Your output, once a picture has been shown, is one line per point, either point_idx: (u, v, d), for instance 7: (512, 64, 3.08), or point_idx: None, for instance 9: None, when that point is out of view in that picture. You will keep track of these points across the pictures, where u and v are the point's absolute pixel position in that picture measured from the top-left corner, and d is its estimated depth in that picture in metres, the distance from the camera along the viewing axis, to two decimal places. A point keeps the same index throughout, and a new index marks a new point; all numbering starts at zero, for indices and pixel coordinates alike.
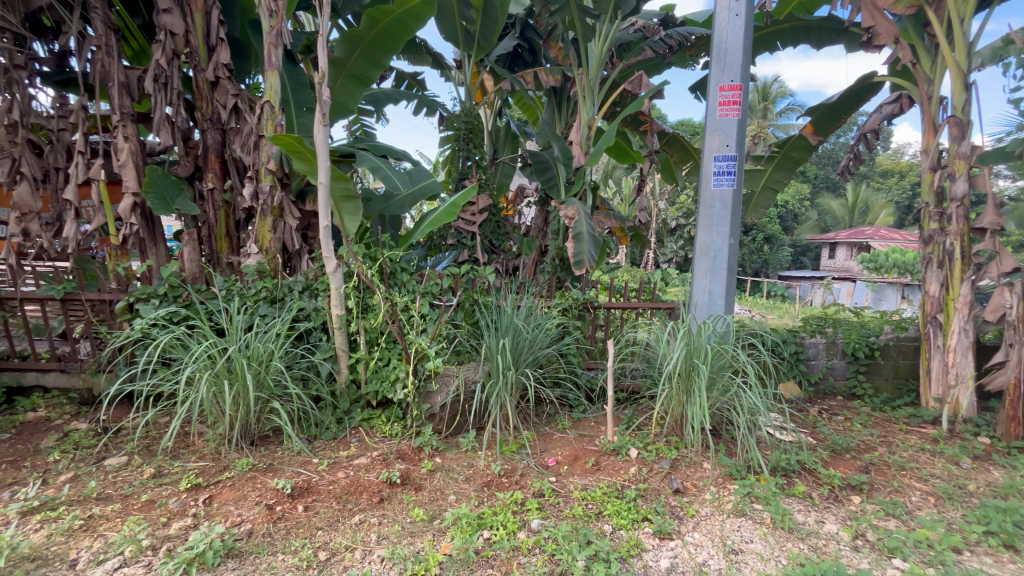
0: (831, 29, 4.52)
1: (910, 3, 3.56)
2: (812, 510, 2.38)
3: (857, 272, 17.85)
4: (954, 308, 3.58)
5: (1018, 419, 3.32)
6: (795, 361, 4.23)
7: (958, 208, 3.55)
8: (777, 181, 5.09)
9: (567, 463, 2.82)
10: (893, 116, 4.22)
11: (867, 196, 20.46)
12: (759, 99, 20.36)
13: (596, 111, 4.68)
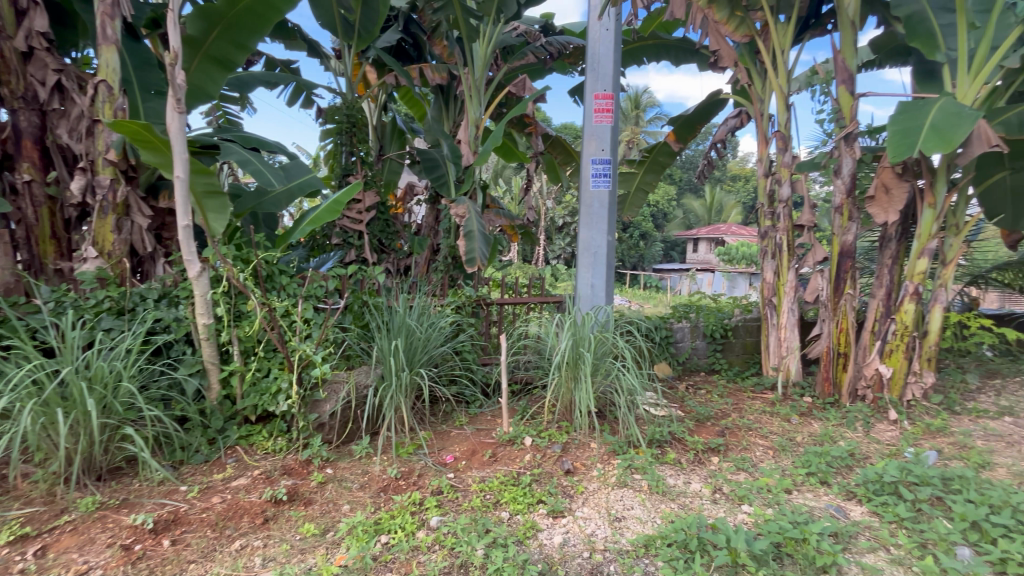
0: (684, 49, 5.13)
1: (746, 32, 4.21)
2: (681, 473, 2.71)
3: (715, 264, 20.41)
4: (784, 291, 4.29)
5: (830, 379, 4.09)
6: (666, 343, 4.74)
7: (783, 208, 4.25)
8: (647, 183, 5.63)
9: (464, 458, 2.86)
10: (736, 129, 4.91)
11: (720, 198, 23.46)
12: (631, 107, 22.26)
13: (483, 111, 4.78)
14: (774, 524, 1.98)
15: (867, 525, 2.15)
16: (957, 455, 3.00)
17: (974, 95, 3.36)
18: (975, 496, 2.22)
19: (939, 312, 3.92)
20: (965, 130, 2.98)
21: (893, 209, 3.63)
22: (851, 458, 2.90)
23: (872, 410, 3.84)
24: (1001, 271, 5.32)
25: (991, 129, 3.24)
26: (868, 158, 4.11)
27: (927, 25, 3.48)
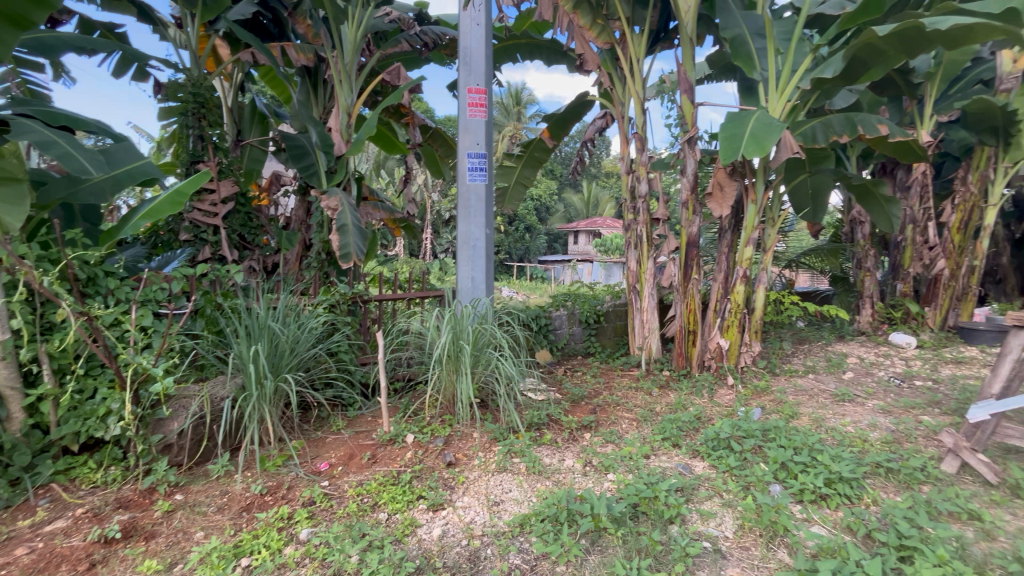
0: (554, 51, 5.37)
1: (607, 39, 4.56)
2: (556, 452, 2.89)
3: (593, 254, 21.92)
4: (645, 278, 4.74)
5: (683, 354, 4.64)
6: (545, 331, 4.98)
7: (642, 203, 4.70)
8: (525, 177, 5.82)
9: (341, 464, 2.72)
10: (602, 129, 5.30)
11: (596, 193, 25.22)
12: (513, 103, 22.86)
13: (355, 98, 4.51)
14: (631, 487, 2.21)
15: (706, 477, 2.49)
16: (774, 409, 3.61)
17: (781, 109, 4.03)
18: (785, 441, 2.70)
19: (762, 291, 4.66)
20: (774, 139, 3.57)
21: (726, 204, 4.21)
22: (697, 421, 3.34)
23: (715, 378, 4.45)
24: (807, 255, 6.49)
25: (792, 139, 3.91)
26: (707, 159, 4.72)
27: (747, 47, 4.08)
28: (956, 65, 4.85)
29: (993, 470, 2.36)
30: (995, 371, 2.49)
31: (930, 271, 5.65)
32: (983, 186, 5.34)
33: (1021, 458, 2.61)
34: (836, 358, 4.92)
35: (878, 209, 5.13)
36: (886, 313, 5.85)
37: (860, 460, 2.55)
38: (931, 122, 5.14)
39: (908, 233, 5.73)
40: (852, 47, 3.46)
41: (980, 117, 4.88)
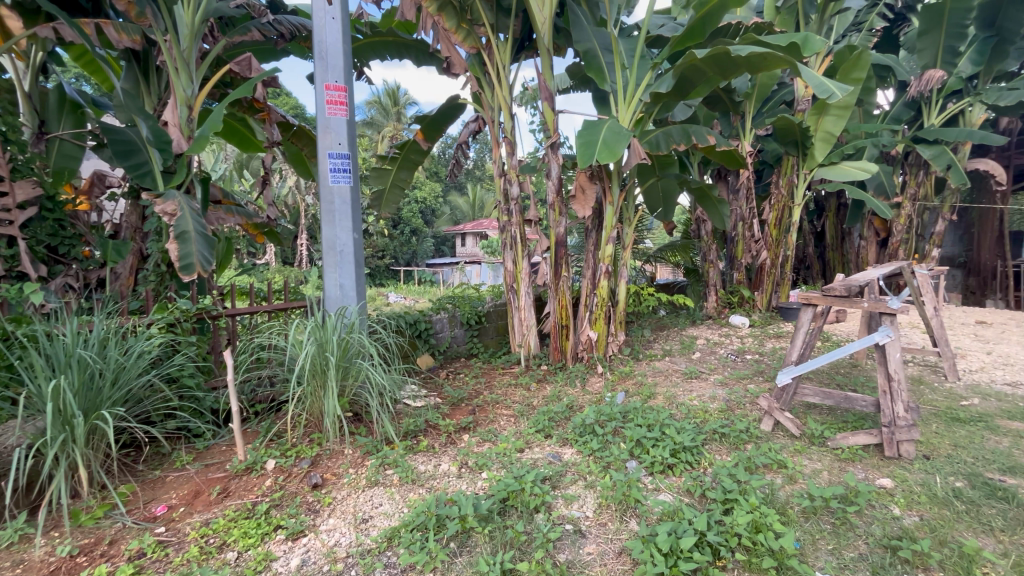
0: (423, 51, 5.28)
1: (473, 44, 4.61)
2: (432, 458, 2.85)
3: (480, 255, 22.22)
4: (521, 278, 4.87)
5: (558, 348, 4.88)
6: (426, 336, 4.90)
7: (515, 205, 4.81)
8: (401, 179, 5.65)
9: (183, 505, 2.39)
10: (475, 133, 5.37)
11: (480, 195, 25.58)
12: (392, 104, 22.26)
13: (197, 89, 3.89)
14: (500, 482, 2.26)
15: (572, 463, 2.64)
16: (636, 392, 3.97)
17: (628, 118, 4.47)
18: (641, 420, 2.98)
19: (623, 284, 5.09)
20: (623, 146, 3.92)
21: (589, 206, 4.50)
22: (569, 410, 3.52)
23: (587, 368, 4.76)
24: (663, 251, 7.26)
25: (640, 146, 4.30)
26: (570, 164, 5.02)
27: (598, 60, 4.47)
28: (766, 87, 5.70)
29: (797, 425, 2.83)
30: (793, 342, 2.95)
31: (756, 261, 6.65)
32: (790, 189, 6.41)
33: (817, 411, 3.18)
34: (687, 341, 5.57)
35: (713, 209, 5.86)
36: (727, 299, 6.77)
37: (701, 429, 2.90)
38: (749, 134, 6.10)
39: (739, 229, 6.68)
40: (678, 66, 3.96)
41: (784, 132, 5.87)
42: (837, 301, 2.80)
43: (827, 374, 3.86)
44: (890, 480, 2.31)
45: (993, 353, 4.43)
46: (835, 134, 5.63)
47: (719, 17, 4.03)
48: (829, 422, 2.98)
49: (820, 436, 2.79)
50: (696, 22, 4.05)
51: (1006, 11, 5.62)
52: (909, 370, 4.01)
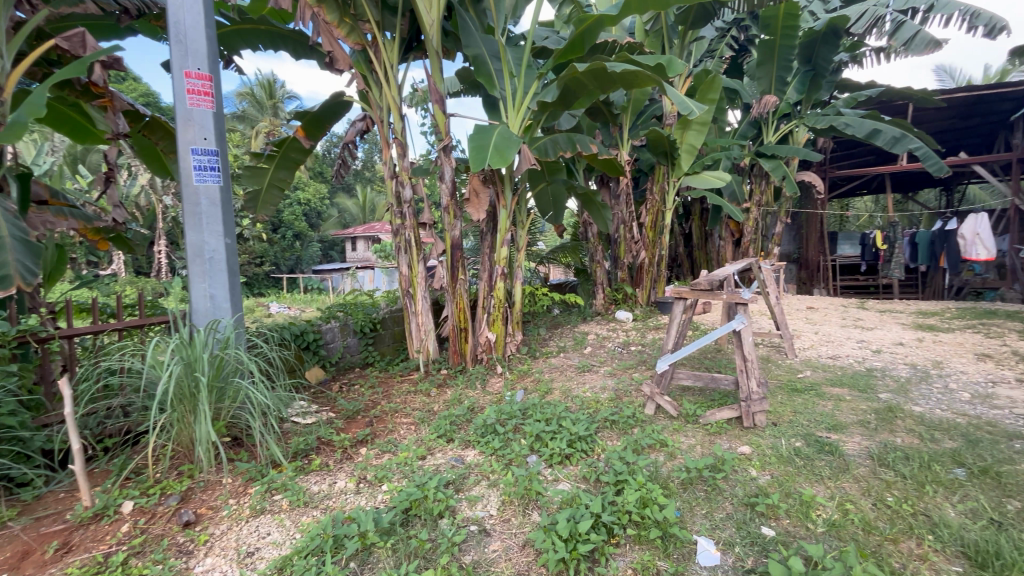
0: (301, 44, 4.94)
1: (357, 40, 4.44)
2: (326, 476, 2.67)
3: (373, 260, 21.32)
4: (417, 282, 4.74)
5: (457, 351, 4.86)
6: (315, 347, 4.58)
7: (409, 208, 4.68)
8: (280, 179, 5.21)
9: (6, 570, 1.97)
10: (362, 132, 5.16)
11: (371, 197, 24.57)
12: (267, 97, 20.44)
13: (9, 67, 3.11)
14: (402, 492, 2.20)
15: (475, 464, 2.65)
16: (534, 389, 4.11)
17: (518, 125, 4.62)
18: (539, 415, 3.10)
19: (518, 285, 5.24)
20: (514, 151, 4.04)
21: (483, 209, 4.55)
22: (470, 413, 3.53)
23: (487, 369, 4.81)
24: (555, 252, 7.62)
25: (529, 152, 4.45)
26: (462, 167, 5.05)
27: (487, 66, 4.56)
28: (639, 101, 6.24)
29: (674, 406, 3.14)
30: (668, 332, 3.27)
31: (636, 260, 7.26)
32: (662, 195, 7.11)
33: (690, 393, 3.57)
34: (580, 337, 5.90)
35: (598, 212, 6.27)
36: (613, 296, 7.30)
37: (594, 418, 3.09)
38: (626, 144, 6.65)
39: (622, 231, 7.24)
40: (562, 77, 4.17)
41: (656, 143, 6.50)
42: (702, 294, 3.17)
43: (698, 360, 4.35)
44: (748, 447, 2.67)
45: (819, 333, 5.34)
46: (696, 146, 6.33)
47: (596, 33, 4.31)
48: (700, 401, 3.36)
49: (694, 414, 3.13)
50: (576, 36, 4.28)
51: (818, 50, 6.82)
52: (760, 351, 4.68)
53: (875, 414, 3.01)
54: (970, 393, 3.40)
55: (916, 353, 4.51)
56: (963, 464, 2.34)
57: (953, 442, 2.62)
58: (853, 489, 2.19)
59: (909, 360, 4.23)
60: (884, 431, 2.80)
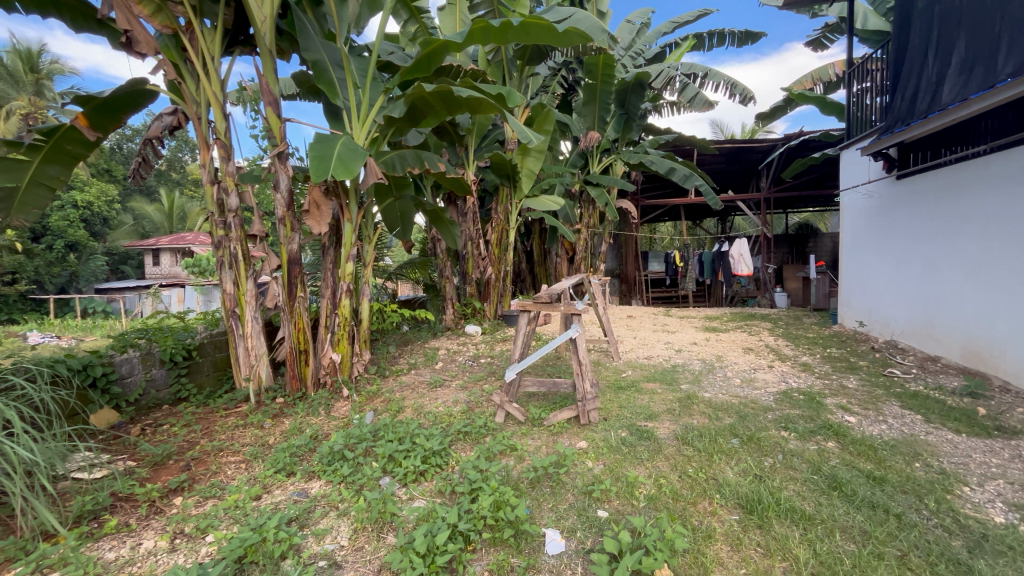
0: (85, 14, 4.06)
1: (166, 22, 3.82)
2: (126, 539, 2.20)
3: (183, 276, 18.18)
4: (246, 301, 4.20)
5: (296, 376, 4.40)
6: (105, 384, 3.73)
7: (234, 218, 4.12)
8: (50, 176, 4.16)
9: None
10: (173, 128, 4.44)
11: (180, 203, 21.04)
12: (25, 70, 16.10)
13: None
14: (234, 539, 1.93)
15: (322, 495, 2.46)
16: (385, 408, 3.97)
17: (363, 137, 4.46)
18: (391, 435, 3.01)
19: (366, 303, 5.02)
20: (359, 164, 3.89)
21: (324, 222, 4.27)
22: (313, 441, 3.25)
23: (331, 394, 4.46)
24: (403, 268, 7.47)
25: (375, 166, 4.33)
26: (301, 176, 4.67)
27: (328, 74, 4.35)
28: (483, 126, 6.56)
29: (522, 412, 3.34)
30: (515, 342, 3.47)
31: (484, 276, 7.52)
32: (506, 215, 7.54)
33: (535, 398, 3.84)
34: (430, 353, 5.88)
35: (446, 229, 6.37)
36: (462, 310, 7.45)
37: (448, 432, 3.12)
38: (472, 164, 6.92)
39: (469, 248, 7.38)
40: (409, 94, 4.18)
41: (499, 166, 6.91)
42: (544, 305, 3.45)
43: (541, 367, 4.70)
44: (585, 441, 2.99)
45: (636, 337, 6.23)
46: (535, 171, 6.90)
47: (442, 57, 4.43)
48: (544, 405, 3.64)
49: (540, 418, 3.38)
50: (423, 57, 4.35)
51: (629, 98, 8.05)
52: (591, 356, 5.26)
53: (678, 402, 3.64)
54: (740, 378, 4.34)
55: (704, 349, 5.58)
56: (737, 434, 2.98)
57: (730, 418, 3.31)
58: (665, 466, 2.61)
59: (700, 355, 5.21)
60: (685, 415, 3.40)
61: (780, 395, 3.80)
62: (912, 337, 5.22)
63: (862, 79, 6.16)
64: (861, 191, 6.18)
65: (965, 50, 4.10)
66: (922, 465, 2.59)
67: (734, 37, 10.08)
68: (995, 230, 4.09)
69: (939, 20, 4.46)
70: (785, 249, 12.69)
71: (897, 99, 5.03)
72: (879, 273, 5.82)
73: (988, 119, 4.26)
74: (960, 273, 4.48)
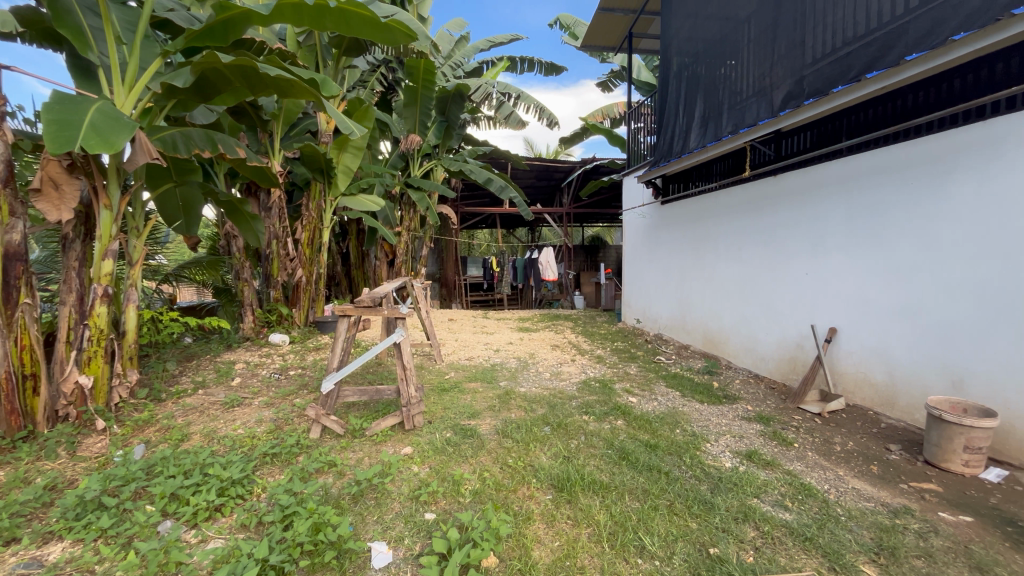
0: None
1: None
2: None
3: None
4: None
5: (17, 411, 3.24)
6: None
7: None
8: None
9: None
10: None
11: None
12: None
13: None
14: None
15: (67, 560, 1.89)
16: (162, 439, 3.25)
17: (131, 107, 3.58)
18: (172, 470, 2.48)
19: (133, 311, 4.02)
20: (125, 136, 3.11)
21: (67, 209, 3.27)
22: (49, 492, 2.47)
23: (77, 428, 3.44)
24: (185, 268, 6.24)
25: (149, 143, 3.53)
26: (27, 145, 3.53)
27: (74, 19, 3.37)
28: (292, 113, 5.94)
29: (341, 425, 3.11)
30: (332, 350, 3.18)
31: (292, 279, 6.76)
32: (319, 213, 6.91)
33: (355, 408, 3.62)
34: (224, 368, 5.04)
35: (246, 225, 5.57)
36: (265, 318, 6.58)
37: (250, 457, 2.72)
38: (279, 154, 6.17)
39: (274, 247, 6.54)
40: (197, 63, 3.53)
41: (310, 159, 6.30)
42: (365, 310, 3.21)
43: (360, 375, 4.46)
44: (410, 447, 2.94)
45: (458, 339, 6.40)
46: (352, 169, 6.49)
47: (242, 29, 3.87)
48: (365, 414, 3.45)
49: (360, 429, 3.20)
50: (216, 23, 3.73)
51: (449, 106, 8.25)
52: (414, 360, 5.21)
53: (498, 398, 3.87)
54: (549, 372, 4.84)
55: (518, 348, 6.04)
56: (548, 423, 3.31)
57: (542, 408, 3.65)
58: (487, 460, 2.74)
59: (515, 354, 5.62)
60: (504, 410, 3.64)
61: (581, 384, 4.36)
62: (672, 330, 6.53)
63: (636, 120, 7.51)
64: (638, 212, 7.51)
65: (703, 108, 5.33)
66: (681, 430, 3.26)
67: (542, 67, 11.25)
68: (722, 247, 5.40)
69: (687, 83, 5.71)
70: (584, 257, 14.47)
71: (661, 140, 6.26)
72: (651, 280, 7.13)
73: (718, 163, 5.62)
74: (703, 280, 5.78)
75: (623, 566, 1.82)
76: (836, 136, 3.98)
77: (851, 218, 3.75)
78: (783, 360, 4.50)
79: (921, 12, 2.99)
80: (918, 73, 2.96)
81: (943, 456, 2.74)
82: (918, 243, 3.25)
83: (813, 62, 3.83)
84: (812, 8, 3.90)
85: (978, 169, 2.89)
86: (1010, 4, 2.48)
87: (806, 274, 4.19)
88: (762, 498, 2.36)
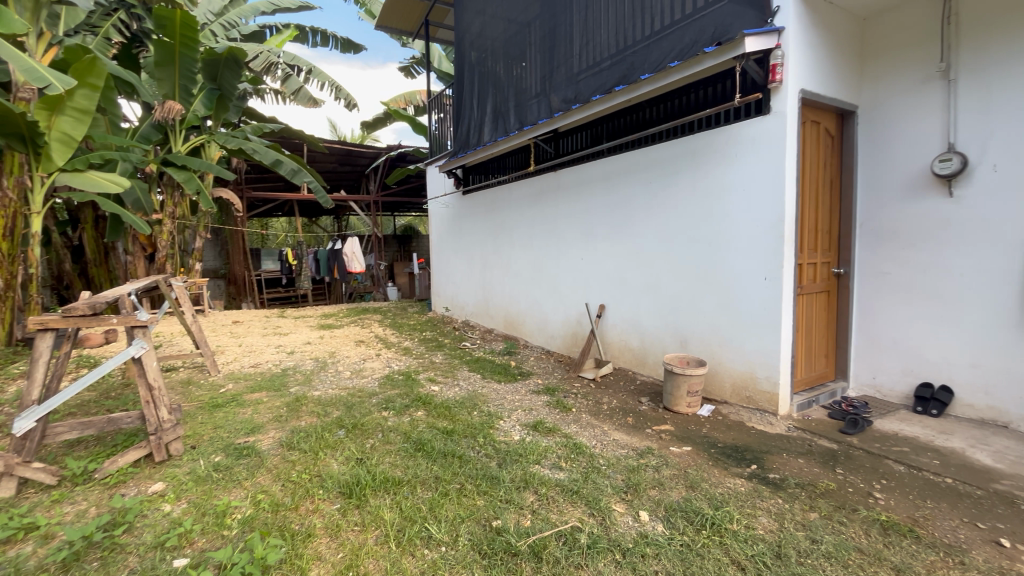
0: None
1: None
2: None
3: None
4: None
5: None
6: None
7: None
8: None
9: None
10: None
11: None
12: None
13: None
14: None
15: None
16: None
17: None
18: None
19: None
20: None
21: None
22: None
23: None
24: None
25: None
26: None
27: None
28: None
29: (52, 474, 2.36)
30: (31, 377, 2.34)
31: None
32: (22, 194, 5.08)
33: (80, 447, 2.82)
34: None
35: None
36: None
37: None
38: None
39: None
40: None
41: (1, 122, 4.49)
42: (83, 321, 2.46)
43: (93, 403, 3.50)
44: (162, 482, 2.41)
45: (241, 345, 5.55)
46: (74, 137, 4.92)
47: None
48: (95, 453, 2.71)
49: (85, 472, 2.48)
50: None
51: (222, 73, 6.92)
52: (178, 375, 4.31)
53: (286, 407, 3.47)
54: (350, 370, 4.54)
55: (317, 348, 5.53)
56: (343, 425, 3.09)
57: (338, 410, 3.40)
58: (265, 480, 2.42)
59: (312, 355, 5.13)
60: (293, 419, 3.27)
61: (383, 379, 4.20)
62: (477, 316, 6.81)
63: (438, 111, 7.55)
64: (442, 202, 7.59)
65: (494, 103, 5.61)
66: (478, 411, 3.40)
67: (337, 42, 10.41)
68: (516, 236, 5.81)
69: (479, 77, 5.94)
70: (396, 247, 14.11)
71: (460, 131, 6.39)
72: (456, 269, 7.32)
73: (510, 158, 6.00)
74: (501, 267, 6.15)
75: (409, 561, 1.79)
76: (599, 138, 4.60)
77: (612, 210, 4.39)
78: (567, 336, 5.09)
79: (652, 40, 3.63)
80: (651, 90, 3.58)
81: (674, 401, 3.44)
82: (657, 232, 3.97)
83: (580, 72, 4.34)
84: (578, 23, 4.41)
85: (692, 173, 3.65)
86: (705, 45, 3.15)
87: (582, 259, 4.78)
88: (542, 463, 2.61)
